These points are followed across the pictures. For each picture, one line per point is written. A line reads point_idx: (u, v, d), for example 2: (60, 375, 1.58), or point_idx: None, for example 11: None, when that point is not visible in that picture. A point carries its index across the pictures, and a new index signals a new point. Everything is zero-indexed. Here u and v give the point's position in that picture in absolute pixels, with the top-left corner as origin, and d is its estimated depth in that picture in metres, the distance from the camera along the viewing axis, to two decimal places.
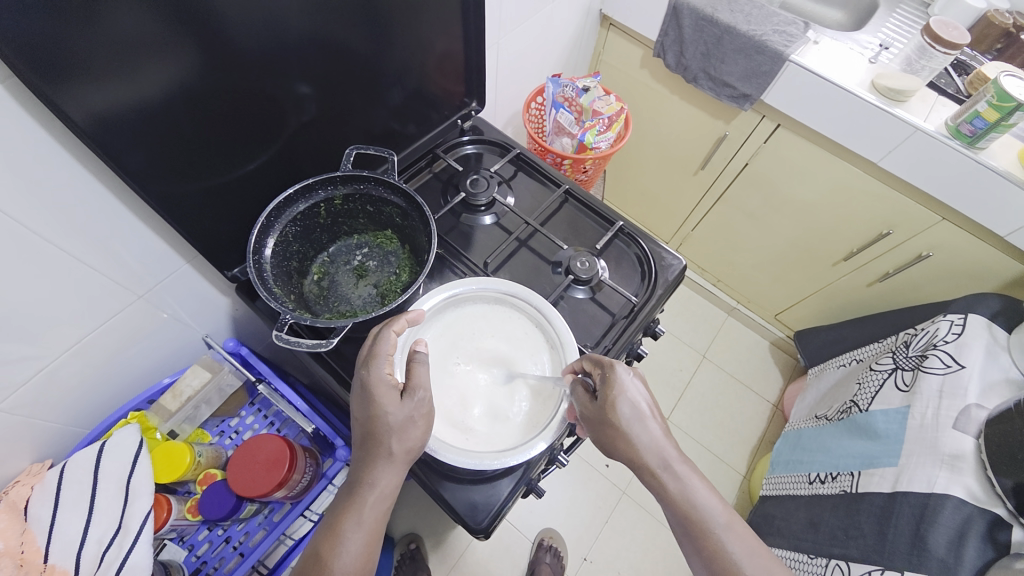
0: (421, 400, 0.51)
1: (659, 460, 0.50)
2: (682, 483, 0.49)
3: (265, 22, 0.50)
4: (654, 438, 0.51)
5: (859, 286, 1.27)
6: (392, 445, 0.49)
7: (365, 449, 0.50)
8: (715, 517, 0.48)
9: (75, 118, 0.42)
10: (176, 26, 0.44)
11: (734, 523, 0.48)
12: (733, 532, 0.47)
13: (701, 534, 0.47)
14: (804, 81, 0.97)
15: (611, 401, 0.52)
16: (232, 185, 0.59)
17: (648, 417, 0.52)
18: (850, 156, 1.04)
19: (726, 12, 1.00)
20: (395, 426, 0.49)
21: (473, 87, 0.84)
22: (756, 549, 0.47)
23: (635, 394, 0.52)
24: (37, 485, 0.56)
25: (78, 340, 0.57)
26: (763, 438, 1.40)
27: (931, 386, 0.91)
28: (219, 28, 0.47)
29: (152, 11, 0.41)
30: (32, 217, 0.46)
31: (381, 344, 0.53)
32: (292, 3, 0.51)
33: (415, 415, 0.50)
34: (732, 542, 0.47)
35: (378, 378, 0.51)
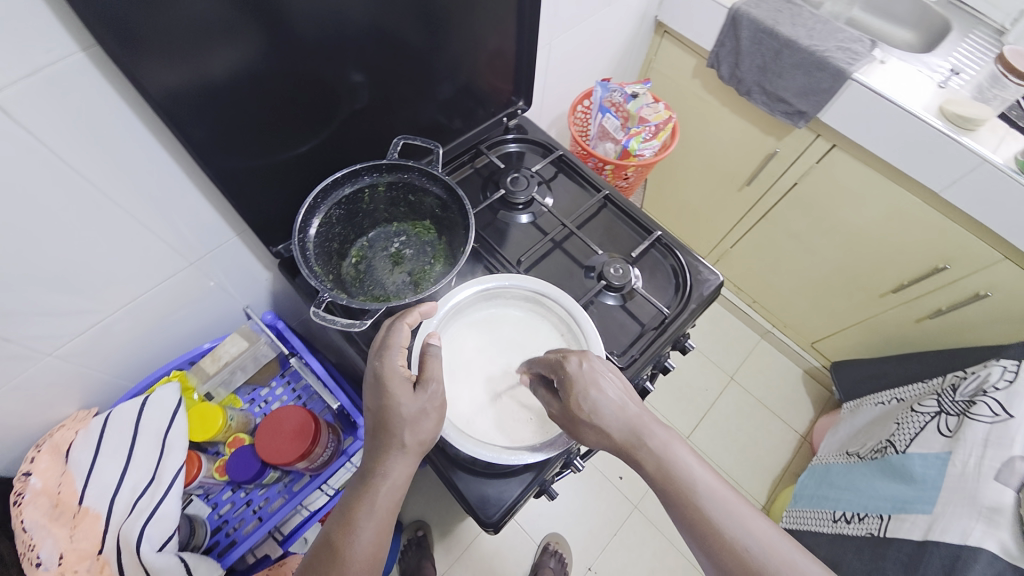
0: (433, 393, 0.52)
1: (632, 439, 0.51)
2: (656, 457, 0.49)
3: (326, 9, 0.52)
4: (626, 420, 0.51)
5: (906, 321, 1.21)
6: (404, 436, 0.50)
7: (377, 440, 0.50)
8: (703, 486, 0.47)
9: (149, 90, 0.45)
10: (247, 11, 0.46)
11: (723, 491, 0.47)
12: (722, 502, 0.46)
13: (692, 511, 0.46)
14: (866, 101, 0.93)
15: (569, 396, 0.53)
16: (285, 164, 0.61)
17: (612, 404, 0.52)
18: (909, 182, 0.99)
19: (788, 25, 0.97)
20: (408, 417, 0.50)
21: (521, 86, 0.84)
22: (741, 511, 0.46)
23: (595, 384, 0.52)
24: (81, 430, 0.61)
25: (131, 299, 0.61)
26: (786, 468, 1.35)
27: (976, 434, 0.85)
28: (285, 14, 0.49)
29: None
30: (104, 180, 0.50)
31: (393, 337, 0.54)
32: None
33: (427, 408, 0.51)
34: (719, 510, 0.46)
35: (392, 369, 0.52)
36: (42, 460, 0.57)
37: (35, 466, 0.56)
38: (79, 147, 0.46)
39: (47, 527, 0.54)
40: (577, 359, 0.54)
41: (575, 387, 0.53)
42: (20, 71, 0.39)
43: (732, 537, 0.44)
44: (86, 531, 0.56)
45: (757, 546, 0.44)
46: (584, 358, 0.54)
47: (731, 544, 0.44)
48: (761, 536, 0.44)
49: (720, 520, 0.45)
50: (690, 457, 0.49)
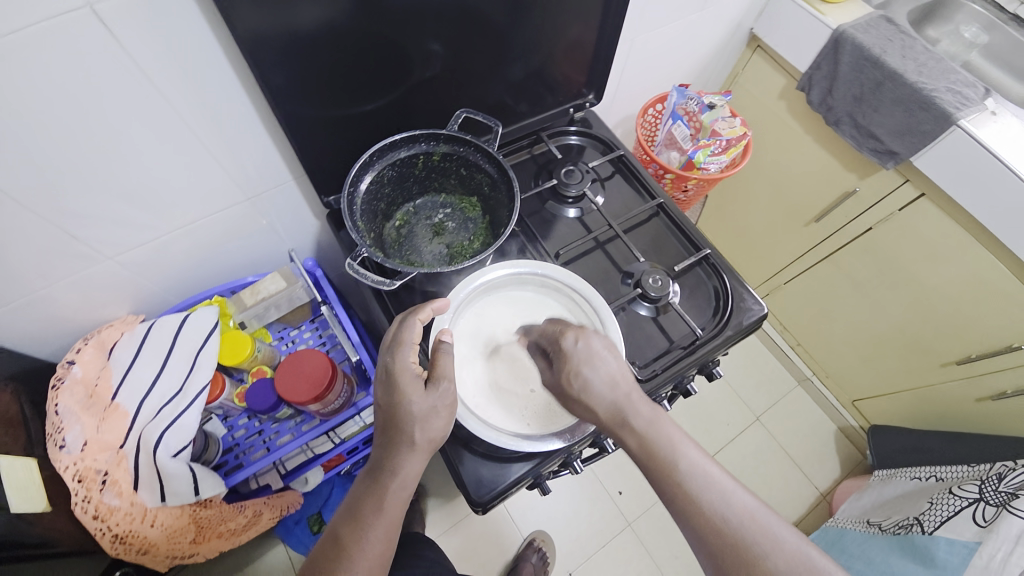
0: (444, 391, 0.52)
1: (618, 416, 0.51)
2: (639, 434, 0.50)
3: None
4: (613, 397, 0.52)
5: (965, 398, 1.11)
6: (415, 433, 0.50)
7: (387, 435, 0.52)
8: (686, 463, 0.48)
9: (238, 31, 0.46)
10: None
11: (705, 467, 0.48)
12: (701, 477, 0.47)
13: (671, 485, 0.47)
14: (969, 152, 0.85)
15: (563, 372, 0.54)
16: (350, 119, 0.63)
17: (603, 379, 0.53)
18: (1001, 249, 0.90)
19: (896, 57, 0.90)
20: (419, 414, 0.51)
21: (594, 79, 0.82)
22: (723, 486, 0.47)
23: (587, 362, 0.54)
24: (125, 332, 0.66)
25: (190, 222, 0.65)
26: (796, 523, 1.28)
27: (1011, 529, 0.77)
28: None
29: None
30: (183, 104, 0.53)
31: (405, 333, 0.54)
32: None
33: (438, 405, 0.52)
34: (699, 482, 0.47)
35: (403, 366, 0.52)
36: (86, 352, 0.62)
37: (79, 356, 0.62)
38: (165, 69, 0.49)
39: (78, 414, 0.59)
40: (573, 335, 0.56)
41: (567, 360, 0.55)
42: None
43: (709, 508, 0.45)
44: (112, 426, 0.61)
45: (733, 518, 0.45)
46: (580, 335, 0.56)
47: (707, 514, 0.45)
48: (740, 507, 0.45)
49: (699, 493, 0.46)
50: (676, 433, 0.50)
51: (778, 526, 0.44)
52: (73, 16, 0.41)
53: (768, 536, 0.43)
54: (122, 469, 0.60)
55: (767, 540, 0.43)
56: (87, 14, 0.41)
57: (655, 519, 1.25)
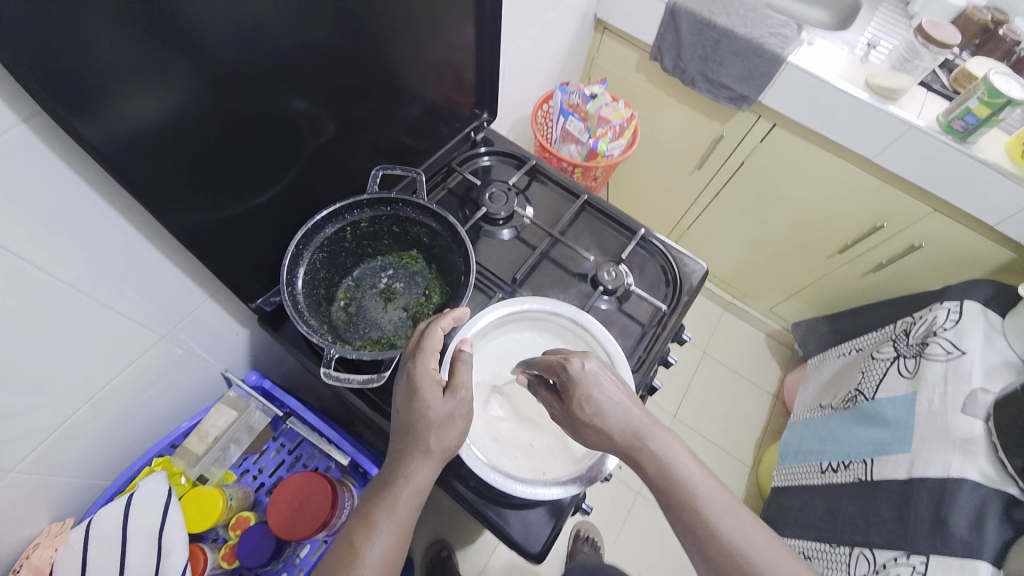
0: (462, 399, 0.50)
1: (633, 441, 0.50)
2: (656, 458, 0.49)
3: (246, 28, 0.45)
4: (625, 423, 0.51)
5: (853, 276, 1.32)
6: (430, 440, 0.48)
7: (403, 441, 0.48)
8: (702, 490, 0.48)
9: (101, 148, 0.39)
10: (185, 47, 0.41)
11: (719, 492, 0.48)
12: (719, 504, 0.47)
13: (690, 511, 0.47)
14: (800, 80, 1.00)
15: (573, 398, 0.52)
16: (250, 214, 0.56)
17: (615, 407, 0.51)
18: (843, 152, 1.08)
19: (723, 15, 1.02)
20: (435, 422, 0.48)
21: (483, 97, 0.82)
22: (739, 515, 0.47)
23: (598, 385, 0.52)
24: (59, 547, 0.52)
25: (100, 389, 0.54)
26: (766, 428, 1.44)
27: (937, 372, 0.94)
28: (201, 42, 0.42)
29: (157, 30, 0.38)
30: (55, 265, 0.42)
31: (427, 340, 0.52)
32: (272, 8, 0.46)
33: (454, 414, 0.49)
34: (717, 511, 0.47)
35: (424, 372, 0.49)
36: None
37: None
38: (23, 232, 0.39)
39: None
40: (580, 359, 0.53)
41: (578, 390, 0.52)
42: None
43: (728, 539, 0.45)
44: None
45: (754, 551, 0.45)
46: (586, 360, 0.53)
47: (725, 543, 0.45)
48: (757, 540, 0.46)
49: (716, 521, 0.46)
50: (688, 458, 0.50)
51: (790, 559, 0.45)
52: None
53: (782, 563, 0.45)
54: None
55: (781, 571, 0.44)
56: None
57: None
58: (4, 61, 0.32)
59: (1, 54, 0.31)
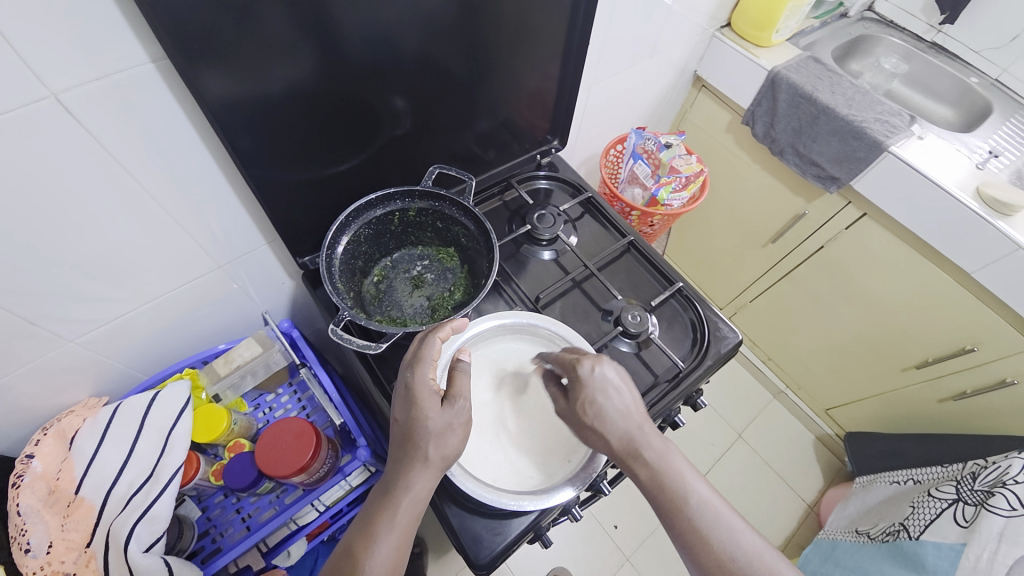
0: (460, 409, 0.51)
1: (631, 446, 0.53)
2: (651, 468, 0.52)
3: (382, 40, 0.55)
4: (626, 428, 0.54)
5: (928, 400, 1.18)
6: (429, 449, 0.49)
7: (402, 450, 0.50)
8: (696, 499, 0.50)
9: (207, 99, 0.47)
10: (304, 34, 0.48)
11: (712, 502, 0.51)
12: (711, 513, 0.50)
13: (681, 519, 0.50)
14: (899, 173, 0.93)
15: (578, 399, 0.55)
16: (324, 180, 0.63)
17: (618, 411, 0.54)
18: (939, 258, 0.98)
19: (827, 93, 0.99)
20: (434, 431, 0.49)
21: (558, 125, 0.86)
22: (730, 523, 0.49)
23: (602, 391, 0.55)
24: (88, 418, 0.62)
25: (158, 295, 0.63)
26: (791, 538, 1.30)
27: (992, 528, 0.80)
28: (338, 39, 0.51)
29: (287, 18, 0.46)
30: (148, 181, 0.52)
31: (426, 349, 0.53)
32: (409, 28, 0.56)
33: (453, 423, 0.50)
34: (709, 519, 0.49)
35: (422, 382, 0.51)
36: (46, 443, 0.58)
37: (39, 449, 0.57)
38: (132, 149, 0.48)
39: (41, 513, 0.55)
40: (589, 364, 0.56)
41: (584, 393, 0.55)
42: (87, 75, 0.42)
43: (720, 546, 0.48)
44: (77, 522, 0.57)
45: (742, 555, 0.47)
46: (596, 364, 0.56)
47: (717, 551, 0.48)
48: (747, 548, 0.48)
49: (708, 528, 0.49)
50: (686, 466, 0.53)
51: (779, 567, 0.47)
52: (36, 106, 0.41)
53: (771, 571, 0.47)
54: (90, 570, 0.55)
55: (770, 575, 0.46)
56: (53, 104, 0.41)
57: (653, 550, 1.24)
58: (147, 15, 0.39)
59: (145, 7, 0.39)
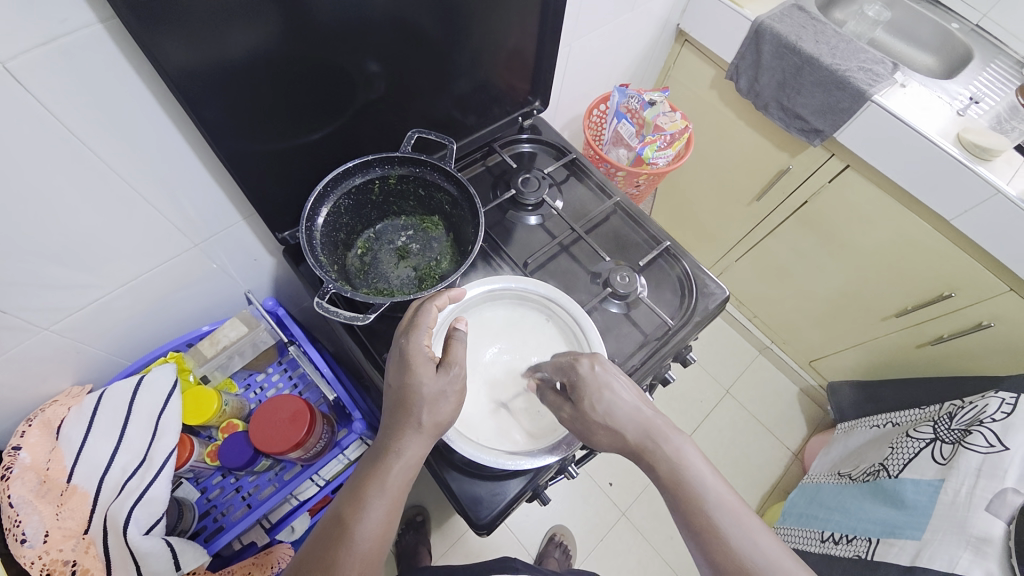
0: (455, 376, 0.50)
1: (647, 442, 0.51)
2: (670, 462, 0.50)
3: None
4: (638, 422, 0.52)
5: (907, 346, 1.22)
6: (422, 416, 0.49)
7: (394, 416, 0.49)
8: (713, 497, 0.48)
9: (165, 66, 0.44)
10: None
11: (732, 502, 0.48)
12: (730, 512, 0.47)
13: (699, 516, 0.47)
14: (883, 124, 0.93)
15: (583, 399, 0.53)
16: (298, 150, 0.61)
17: (628, 405, 0.53)
18: (921, 208, 0.99)
19: (811, 42, 0.97)
20: (427, 398, 0.49)
21: (539, 86, 0.83)
22: (748, 523, 0.46)
23: (608, 386, 0.53)
24: (73, 407, 0.61)
25: (134, 277, 0.61)
26: (777, 485, 1.36)
27: (970, 464, 0.85)
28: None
29: None
30: (111, 156, 0.49)
31: (422, 316, 0.53)
32: None
33: (448, 390, 0.50)
34: (727, 518, 0.46)
35: (416, 348, 0.50)
36: (32, 434, 0.57)
37: (25, 440, 0.56)
38: (90, 122, 0.45)
39: (34, 504, 0.54)
40: (588, 361, 0.55)
41: (589, 390, 0.53)
42: (30, 39, 0.38)
43: (737, 547, 0.45)
44: (73, 510, 0.56)
45: (761, 556, 0.44)
46: (596, 360, 0.55)
47: (734, 550, 0.45)
48: (766, 550, 0.45)
49: (726, 528, 0.46)
50: (701, 463, 0.50)
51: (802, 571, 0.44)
52: None
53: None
54: (92, 556, 0.55)
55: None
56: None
57: (647, 504, 1.29)
58: None
59: None
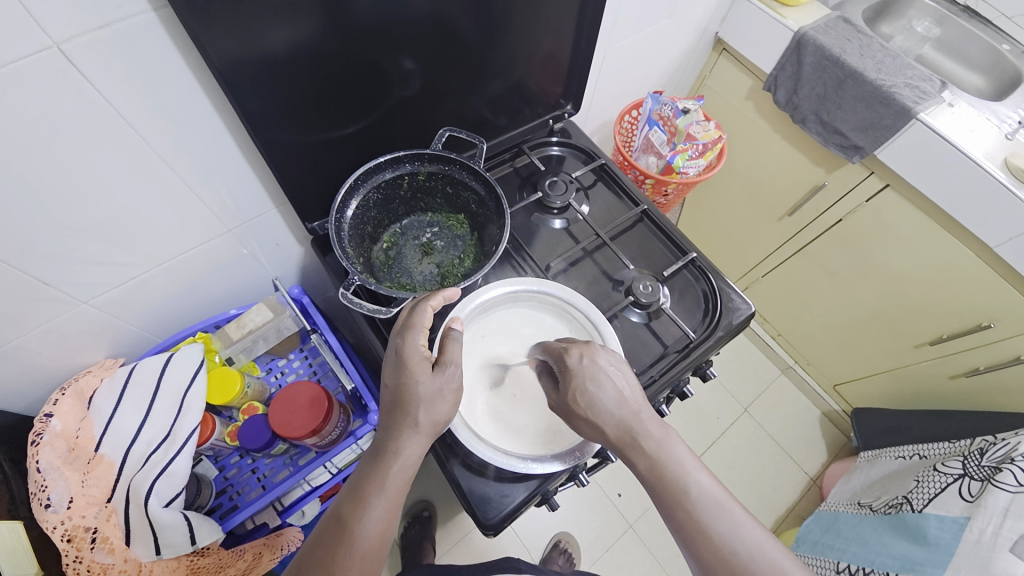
0: (451, 374, 0.50)
1: (627, 435, 0.49)
2: (649, 457, 0.47)
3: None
4: (622, 415, 0.49)
5: (939, 376, 1.17)
6: (419, 416, 0.48)
7: (391, 416, 0.49)
8: (696, 489, 0.45)
9: (212, 57, 0.45)
10: None
11: (717, 494, 0.46)
12: (712, 504, 0.45)
13: (682, 509, 0.45)
14: (926, 143, 0.89)
15: (568, 389, 0.52)
16: (331, 144, 0.62)
17: (614, 398, 0.50)
18: (963, 233, 0.95)
19: (855, 56, 0.95)
20: (424, 397, 0.49)
21: (571, 89, 0.83)
22: (731, 514, 0.45)
23: (594, 378, 0.51)
24: (105, 378, 0.63)
25: (168, 258, 0.63)
26: (792, 509, 1.32)
27: (998, 502, 0.80)
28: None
29: None
30: (154, 140, 0.51)
31: (416, 317, 0.52)
32: None
33: (444, 389, 0.50)
34: (711, 512, 0.44)
35: (412, 348, 0.50)
36: (65, 403, 0.59)
37: (57, 408, 0.59)
38: (136, 106, 0.47)
39: (60, 470, 0.56)
40: (578, 352, 0.53)
41: (575, 381, 0.52)
42: (88, 25, 0.40)
43: (719, 538, 0.43)
44: (98, 478, 0.58)
45: (742, 547, 0.43)
46: (585, 352, 0.53)
47: (715, 542, 0.43)
48: (749, 540, 0.43)
49: (710, 521, 0.44)
50: (686, 454, 0.48)
51: (786, 560, 0.43)
52: (39, 58, 0.39)
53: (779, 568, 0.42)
54: (112, 525, 0.57)
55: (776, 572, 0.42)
56: (56, 55, 0.40)
57: (656, 518, 1.27)
58: None
59: None
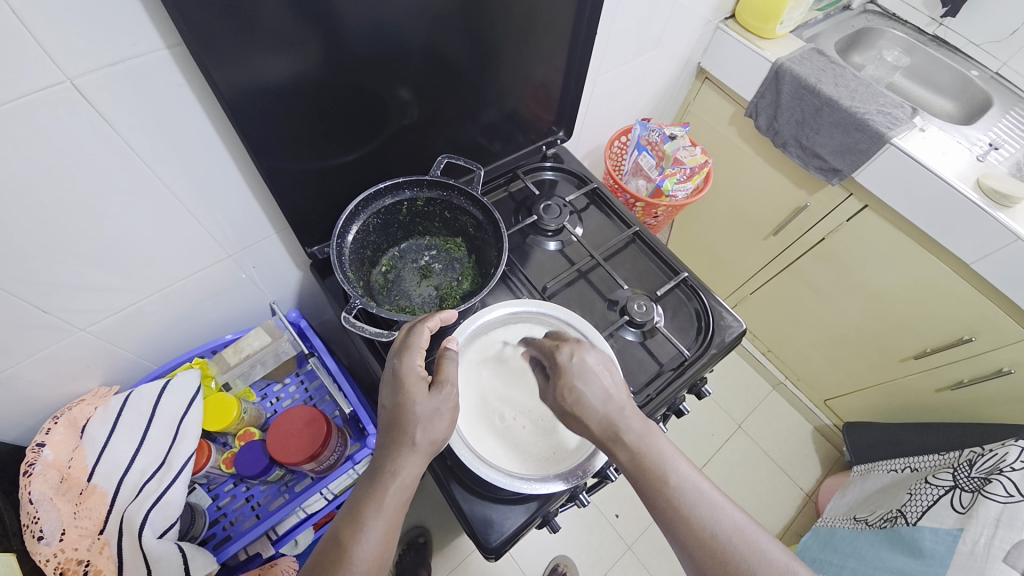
0: (448, 394, 0.50)
1: (610, 430, 0.51)
2: (631, 450, 0.49)
3: (384, 33, 0.54)
4: (606, 412, 0.51)
5: (926, 389, 1.20)
6: (417, 435, 0.48)
7: (389, 437, 0.49)
8: (677, 478, 0.47)
9: (221, 87, 0.47)
10: (312, 26, 0.48)
11: (696, 481, 0.47)
12: (693, 492, 0.47)
13: (663, 496, 0.47)
14: (899, 166, 0.94)
15: (558, 386, 0.53)
16: (331, 170, 0.63)
17: (599, 396, 0.52)
18: (939, 250, 0.99)
19: (830, 85, 1.00)
20: (421, 416, 0.49)
21: (563, 117, 0.86)
22: (709, 498, 0.46)
23: (582, 377, 0.53)
24: (100, 407, 0.62)
25: (167, 284, 0.63)
26: (789, 526, 1.32)
27: (989, 513, 0.82)
28: (344, 30, 0.51)
29: (289, 11, 0.46)
30: (160, 168, 0.52)
31: (414, 337, 0.53)
32: (412, 19, 0.55)
33: (441, 408, 0.50)
34: (690, 498, 0.46)
35: (409, 368, 0.51)
36: (57, 432, 0.58)
37: (50, 437, 0.58)
38: (144, 137, 0.48)
39: (52, 501, 0.55)
40: (568, 350, 0.55)
41: (566, 379, 0.53)
42: (103, 61, 0.41)
43: (700, 524, 0.45)
44: (90, 509, 0.57)
45: (725, 531, 0.44)
46: (576, 350, 0.55)
47: (698, 528, 0.45)
48: (733, 521, 0.45)
49: (691, 505, 0.46)
50: (666, 446, 0.50)
51: (765, 539, 0.44)
52: (54, 92, 0.41)
53: (758, 548, 0.44)
54: (105, 557, 0.56)
55: (757, 554, 0.43)
56: (69, 88, 0.41)
57: (654, 539, 1.25)
58: (173, 14, 0.40)
59: (170, 8, 0.39)
